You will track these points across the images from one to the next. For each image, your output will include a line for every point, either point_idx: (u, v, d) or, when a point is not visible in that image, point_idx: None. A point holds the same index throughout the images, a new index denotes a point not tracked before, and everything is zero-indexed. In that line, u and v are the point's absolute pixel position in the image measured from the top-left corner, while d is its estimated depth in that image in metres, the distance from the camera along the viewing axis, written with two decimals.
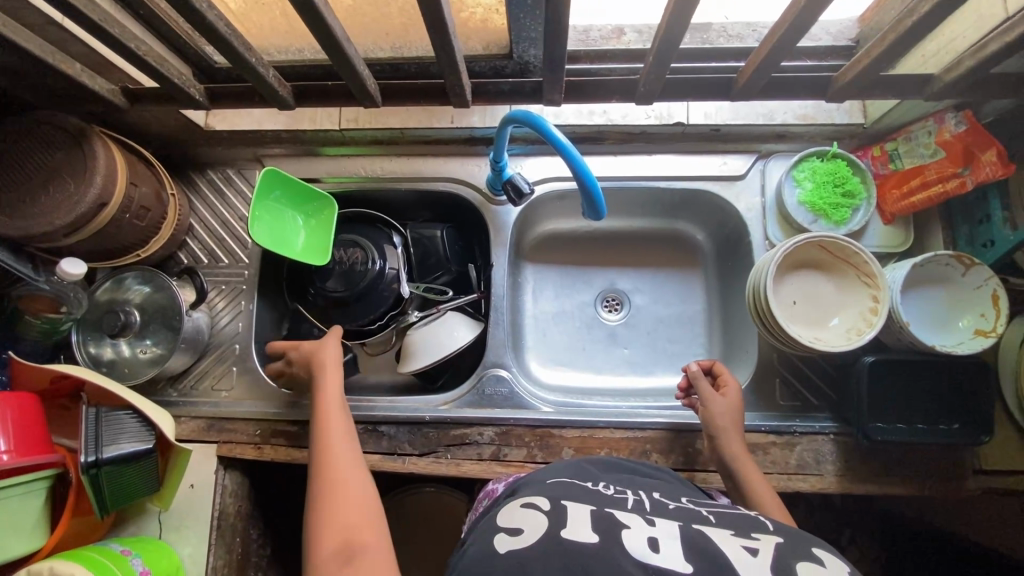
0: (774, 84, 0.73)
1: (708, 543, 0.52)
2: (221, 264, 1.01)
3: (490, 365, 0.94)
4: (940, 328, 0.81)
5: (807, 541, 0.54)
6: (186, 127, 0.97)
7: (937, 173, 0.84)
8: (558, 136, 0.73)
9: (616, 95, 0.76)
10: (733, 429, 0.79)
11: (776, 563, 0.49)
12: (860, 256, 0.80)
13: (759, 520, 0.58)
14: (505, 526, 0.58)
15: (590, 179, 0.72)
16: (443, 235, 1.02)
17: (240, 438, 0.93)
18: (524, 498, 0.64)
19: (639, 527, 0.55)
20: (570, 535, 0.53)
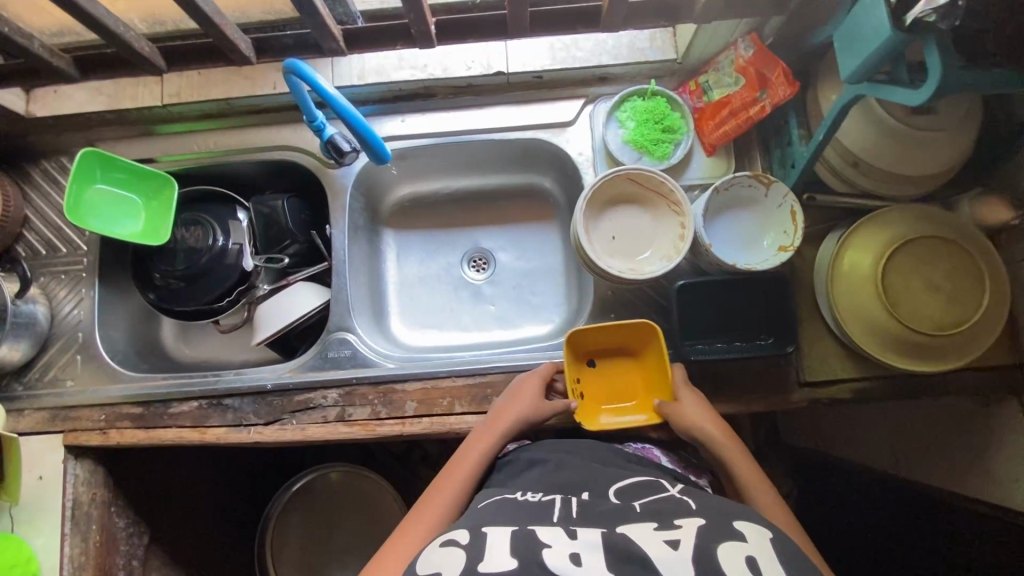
0: None
1: (630, 547, 0.53)
2: (59, 253, 0.99)
3: (335, 330, 0.94)
4: (749, 248, 0.83)
5: (728, 516, 0.57)
6: (4, 117, 0.95)
7: (741, 100, 0.87)
8: (321, 84, 0.74)
9: (400, 39, 0.77)
10: (711, 422, 0.74)
11: (695, 555, 0.52)
12: (668, 186, 0.83)
13: (685, 504, 0.60)
14: (423, 571, 0.55)
15: (360, 123, 0.75)
16: (284, 205, 1.00)
17: (86, 425, 0.92)
18: (443, 536, 0.60)
19: (559, 542, 0.55)
20: (487, 568, 0.52)
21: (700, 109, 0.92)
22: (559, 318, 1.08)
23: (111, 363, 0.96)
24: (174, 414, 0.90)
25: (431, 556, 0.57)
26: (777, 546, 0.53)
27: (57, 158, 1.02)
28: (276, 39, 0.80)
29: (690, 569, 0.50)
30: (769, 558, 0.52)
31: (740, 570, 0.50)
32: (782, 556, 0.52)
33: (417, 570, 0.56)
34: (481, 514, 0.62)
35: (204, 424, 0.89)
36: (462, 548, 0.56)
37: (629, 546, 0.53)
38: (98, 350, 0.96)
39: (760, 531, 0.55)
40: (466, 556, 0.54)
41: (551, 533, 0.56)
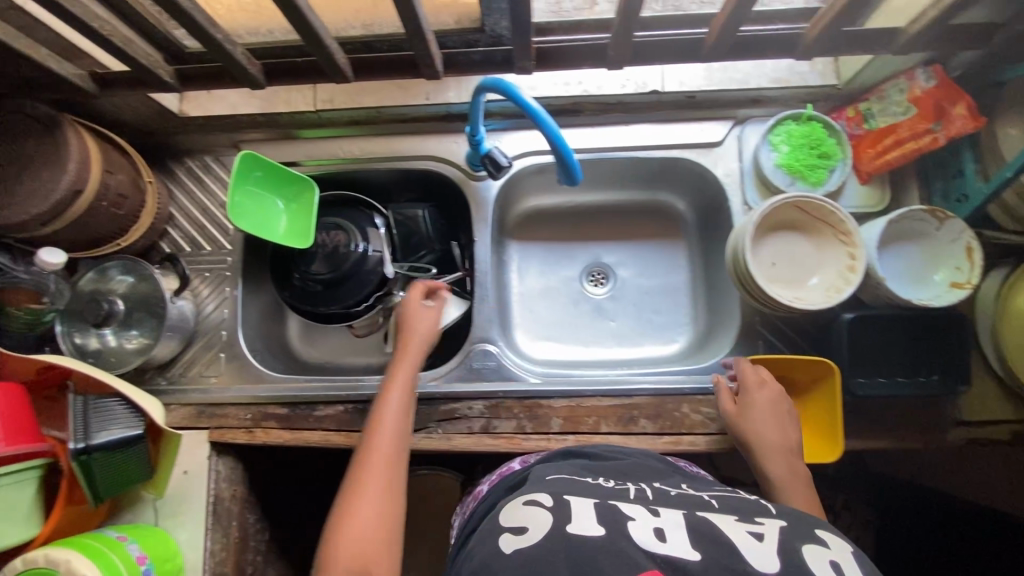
0: (740, 46, 0.72)
1: (714, 534, 0.52)
2: (204, 251, 1.01)
3: (477, 341, 0.95)
4: (918, 282, 0.82)
5: (807, 521, 0.56)
6: (161, 115, 0.97)
7: (910, 130, 0.85)
8: (532, 104, 0.75)
9: (589, 61, 0.76)
10: (766, 427, 0.76)
11: (780, 548, 0.50)
12: (837, 215, 0.81)
13: (760, 504, 0.59)
14: (508, 524, 0.57)
15: (562, 143, 0.74)
16: (425, 214, 1.02)
17: (231, 423, 0.93)
18: (524, 496, 0.62)
19: (643, 518, 0.55)
20: (577, 530, 0.53)
21: (859, 136, 0.91)
22: (683, 339, 1.07)
23: (255, 364, 0.98)
24: (319, 416, 0.91)
25: (513, 510, 0.59)
26: (860, 556, 0.51)
27: (202, 157, 1.03)
28: (464, 55, 0.84)
29: (776, 561, 0.49)
30: (852, 562, 0.50)
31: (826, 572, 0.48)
32: (866, 567, 0.50)
33: (501, 524, 0.58)
34: (549, 485, 0.64)
35: (349, 429, 0.90)
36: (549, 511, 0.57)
37: (713, 533, 0.53)
38: (241, 349, 0.97)
39: (842, 542, 0.53)
40: (552, 516, 0.56)
41: (634, 510, 0.57)
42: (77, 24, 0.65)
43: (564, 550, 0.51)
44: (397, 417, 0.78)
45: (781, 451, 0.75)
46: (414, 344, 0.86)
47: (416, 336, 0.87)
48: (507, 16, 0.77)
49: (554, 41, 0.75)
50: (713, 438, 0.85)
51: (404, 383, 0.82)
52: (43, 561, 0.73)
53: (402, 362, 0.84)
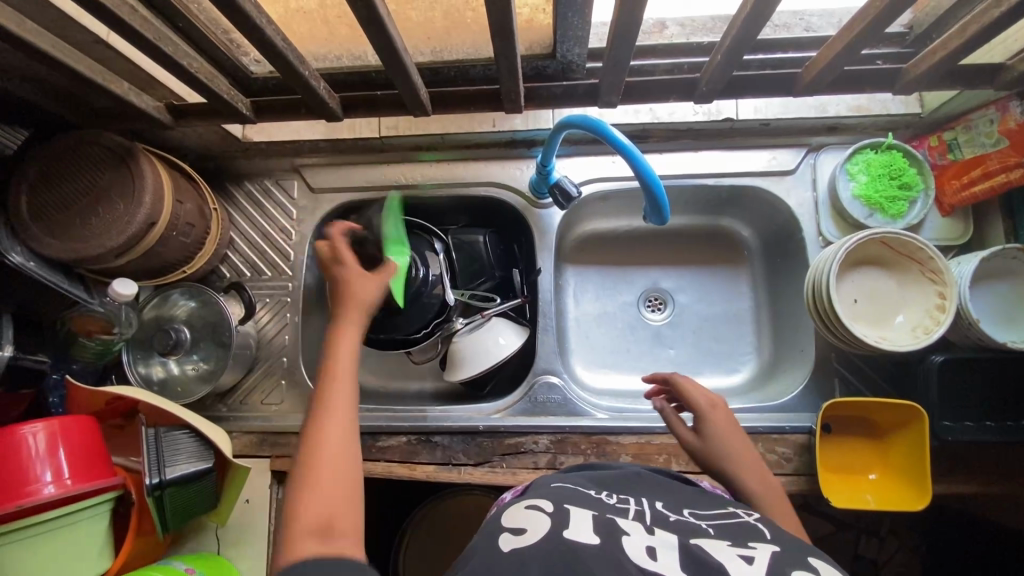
0: (842, 80, 0.75)
1: (705, 553, 0.50)
2: (264, 276, 1.00)
3: (540, 372, 0.94)
4: (1009, 323, 0.79)
5: (802, 550, 0.52)
6: (225, 140, 0.96)
7: (1000, 163, 0.80)
8: (619, 138, 0.73)
9: (674, 94, 0.83)
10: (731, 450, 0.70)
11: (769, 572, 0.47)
12: (925, 252, 0.79)
13: (753, 527, 0.55)
14: (508, 525, 0.56)
15: (654, 180, 0.72)
16: (485, 240, 1.02)
17: (294, 452, 0.92)
18: (525, 502, 0.61)
19: (638, 533, 0.53)
20: (572, 536, 0.52)
21: (941, 167, 0.88)
22: (746, 370, 1.04)
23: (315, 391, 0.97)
24: (382, 447, 0.90)
25: (515, 516, 0.57)
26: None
27: (261, 181, 1.03)
28: (545, 89, 0.85)
29: None
30: None
31: None
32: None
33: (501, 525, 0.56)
34: (551, 491, 0.62)
35: (413, 461, 0.89)
36: (548, 515, 0.55)
37: (703, 555, 0.50)
38: (302, 377, 0.97)
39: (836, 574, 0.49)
40: (551, 522, 0.54)
41: (630, 524, 0.55)
42: (165, 61, 0.64)
43: (553, 553, 0.49)
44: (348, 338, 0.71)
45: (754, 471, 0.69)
46: (348, 277, 0.78)
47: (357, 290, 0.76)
48: (582, 45, 0.74)
49: (642, 78, 0.82)
50: (789, 480, 0.83)
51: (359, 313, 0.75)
52: None
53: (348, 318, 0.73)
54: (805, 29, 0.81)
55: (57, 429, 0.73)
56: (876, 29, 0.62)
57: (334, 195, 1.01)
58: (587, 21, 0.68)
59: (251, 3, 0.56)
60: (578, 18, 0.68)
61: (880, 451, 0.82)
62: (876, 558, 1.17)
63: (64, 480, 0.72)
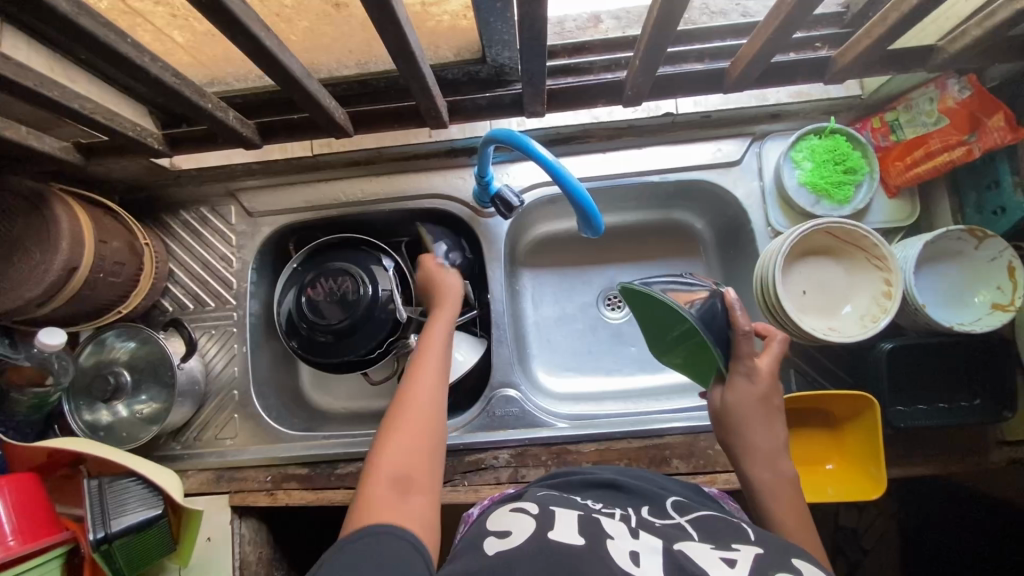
0: (771, 72, 0.73)
1: (687, 558, 0.49)
2: (208, 308, 0.97)
3: (498, 385, 0.92)
4: (955, 305, 0.78)
5: (787, 549, 0.51)
6: (151, 171, 0.92)
7: (942, 142, 0.80)
8: (541, 153, 0.70)
9: (603, 97, 0.79)
10: (756, 420, 0.67)
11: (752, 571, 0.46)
12: (870, 240, 0.77)
13: (740, 528, 0.55)
14: (493, 529, 0.55)
15: (580, 193, 0.69)
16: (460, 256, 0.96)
17: (251, 486, 0.90)
18: (515, 504, 0.61)
19: (621, 537, 0.52)
20: (556, 536, 0.51)
21: (886, 148, 0.87)
22: None
23: (269, 422, 0.95)
24: (342, 474, 0.89)
25: (500, 520, 0.57)
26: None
27: (197, 208, 0.99)
28: (471, 100, 0.81)
29: None
30: None
31: None
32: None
33: (486, 529, 0.56)
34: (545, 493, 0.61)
35: None
36: (532, 516, 0.55)
37: (686, 561, 0.49)
38: (255, 408, 0.95)
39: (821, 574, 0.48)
40: (536, 522, 0.54)
41: (613, 529, 0.54)
42: (54, 105, 0.60)
43: (535, 556, 0.49)
44: (436, 360, 0.71)
45: (767, 455, 0.66)
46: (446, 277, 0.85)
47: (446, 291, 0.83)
48: (512, 47, 0.71)
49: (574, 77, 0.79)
50: None
51: (442, 328, 0.77)
52: None
53: (438, 313, 0.80)
54: (741, 14, 0.79)
55: None
56: (796, 21, 0.59)
57: (273, 218, 0.97)
58: (509, 24, 0.65)
59: (128, 42, 0.53)
60: (499, 22, 0.65)
61: (836, 443, 0.82)
62: (855, 529, 1.19)
63: (7, 542, 0.69)
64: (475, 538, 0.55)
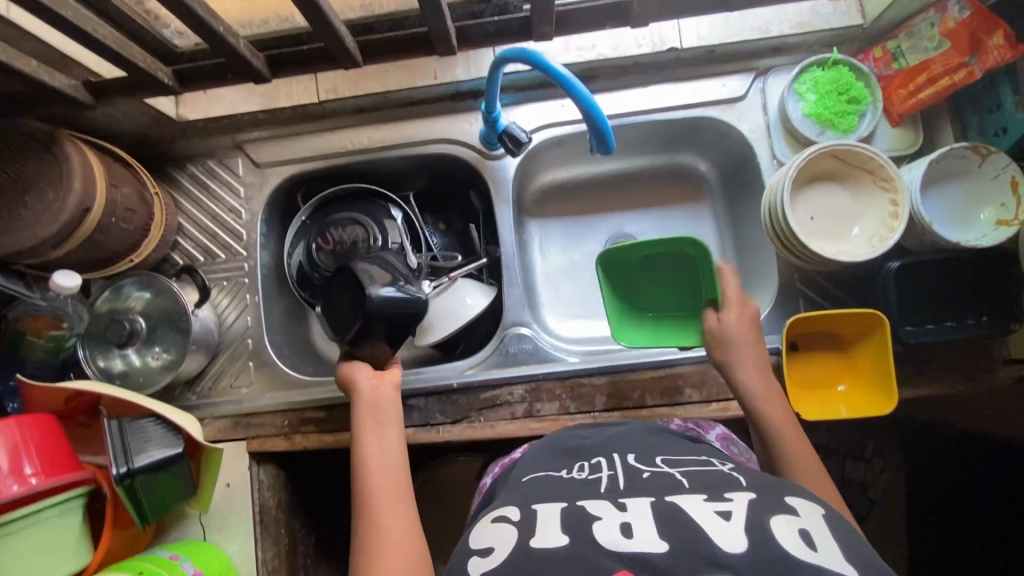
0: None
1: (683, 517, 0.51)
2: (219, 259, 0.97)
3: (510, 324, 0.93)
4: (963, 224, 0.79)
5: (777, 488, 0.55)
6: (158, 122, 0.92)
7: (943, 66, 0.82)
8: (558, 69, 0.73)
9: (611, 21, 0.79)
10: (751, 361, 0.75)
11: (748, 524, 0.49)
12: (876, 161, 0.78)
13: (726, 476, 0.59)
14: (476, 545, 0.55)
15: (595, 108, 0.72)
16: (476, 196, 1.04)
17: (268, 432, 0.91)
18: (495, 511, 0.60)
19: (610, 515, 0.54)
20: (539, 543, 0.52)
21: (888, 77, 0.88)
22: None
23: (284, 368, 0.95)
24: None
25: (481, 531, 0.57)
26: (829, 521, 0.51)
27: (204, 161, 0.99)
28: (477, 27, 0.78)
29: (742, 538, 0.48)
30: (824, 530, 0.49)
31: (794, 543, 0.47)
32: (838, 534, 0.49)
33: (470, 546, 0.56)
34: (524, 489, 0.63)
35: None
36: (514, 525, 0.55)
37: (682, 520, 0.51)
38: (269, 356, 0.95)
39: (813, 508, 0.52)
40: (516, 531, 0.54)
41: (601, 508, 0.56)
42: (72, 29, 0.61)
43: (520, 565, 0.50)
44: (386, 460, 0.74)
45: (767, 394, 0.73)
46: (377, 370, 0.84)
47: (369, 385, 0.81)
48: None
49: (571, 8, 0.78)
50: None
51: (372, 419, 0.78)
52: None
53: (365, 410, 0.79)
54: None
55: (17, 432, 0.71)
56: None
57: (280, 168, 0.98)
58: None
59: None
60: None
61: (851, 366, 0.83)
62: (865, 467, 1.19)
63: (29, 478, 0.70)
64: (460, 554, 0.55)
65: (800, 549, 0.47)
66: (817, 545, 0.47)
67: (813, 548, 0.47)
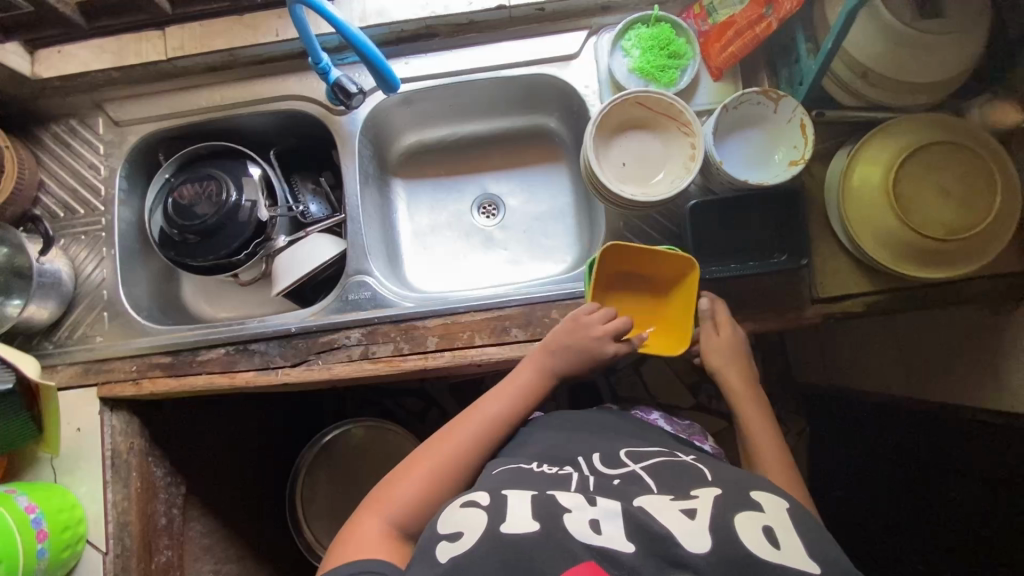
0: None
1: (648, 515, 0.55)
2: (78, 215, 1.00)
3: (353, 273, 0.97)
4: (760, 166, 0.84)
5: (744, 485, 0.59)
6: (14, 80, 0.96)
7: (747, 18, 0.86)
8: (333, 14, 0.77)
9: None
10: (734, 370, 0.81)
11: (711, 524, 0.53)
12: (676, 107, 0.83)
13: (699, 475, 0.63)
14: (444, 531, 0.58)
15: (368, 49, 0.78)
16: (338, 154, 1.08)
17: (118, 376, 0.94)
18: (462, 497, 0.63)
19: (580, 507, 0.57)
20: (509, 529, 0.55)
21: (705, 32, 0.92)
22: (570, 258, 1.09)
23: (138, 318, 0.98)
24: (203, 360, 0.93)
25: (450, 517, 0.59)
26: (791, 515, 0.56)
27: (67, 121, 1.03)
28: None
29: (708, 536, 0.52)
30: (788, 528, 0.54)
31: (759, 543, 0.52)
32: (802, 530, 0.54)
33: (438, 530, 0.58)
34: (496, 479, 0.65)
35: (233, 369, 0.92)
36: (480, 511, 0.58)
37: (647, 515, 0.56)
38: (123, 306, 0.98)
39: (777, 502, 0.57)
40: (486, 517, 0.57)
41: (570, 498, 0.59)
42: None
43: (492, 553, 0.53)
44: (507, 402, 0.79)
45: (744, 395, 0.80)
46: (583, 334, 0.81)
47: (592, 342, 0.80)
48: None
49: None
50: None
51: (522, 370, 0.82)
52: None
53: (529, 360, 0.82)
54: None
55: None
56: None
57: (139, 126, 1.01)
58: None
59: None
60: None
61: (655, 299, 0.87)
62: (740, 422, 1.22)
63: None
64: (429, 538, 0.58)
65: (766, 548, 0.52)
66: (780, 543, 0.52)
67: (776, 546, 0.52)
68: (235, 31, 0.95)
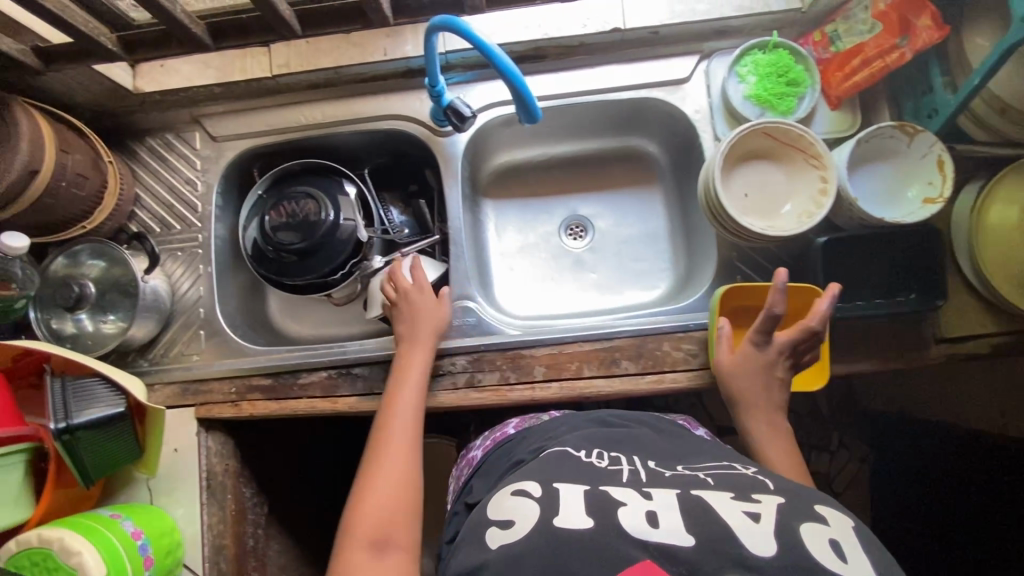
0: None
1: (709, 512, 0.47)
2: (174, 230, 0.99)
3: (456, 298, 0.95)
4: (893, 202, 0.81)
5: (809, 497, 0.50)
6: (115, 93, 0.94)
7: (878, 47, 0.83)
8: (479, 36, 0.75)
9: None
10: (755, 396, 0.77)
11: (778, 528, 0.45)
12: (807, 139, 0.81)
13: (757, 480, 0.53)
14: (495, 517, 0.53)
15: (515, 75, 0.75)
16: (432, 173, 1.06)
17: (217, 398, 0.93)
18: (512, 485, 0.57)
19: (635, 502, 0.50)
20: (563, 523, 0.48)
21: (826, 60, 0.90)
22: (664, 284, 1.07)
23: (235, 338, 0.97)
24: (303, 384, 0.92)
25: (501, 504, 0.54)
26: (859, 534, 0.47)
27: (162, 135, 1.01)
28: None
29: (774, 544, 0.44)
30: (854, 544, 0.45)
31: (830, 559, 0.43)
32: (869, 548, 0.46)
33: (489, 516, 0.53)
34: (543, 467, 0.59)
35: (335, 394, 0.91)
36: (534, 501, 0.52)
37: (709, 515, 0.47)
38: (220, 325, 0.97)
39: (843, 518, 0.48)
40: (539, 508, 0.51)
41: (624, 494, 0.51)
42: None
43: (557, 556, 0.47)
44: (411, 405, 0.81)
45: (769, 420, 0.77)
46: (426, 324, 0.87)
47: (435, 314, 0.88)
48: None
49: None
50: (694, 374, 0.86)
51: (415, 372, 0.84)
52: (58, 544, 0.74)
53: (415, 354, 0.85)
54: None
55: None
56: None
57: (236, 142, 1.00)
58: None
59: None
60: None
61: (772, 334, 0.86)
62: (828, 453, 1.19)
63: None
64: (477, 525, 0.53)
65: (832, 561, 0.43)
66: (849, 561, 0.43)
67: (843, 562, 0.43)
68: (343, 48, 0.94)
